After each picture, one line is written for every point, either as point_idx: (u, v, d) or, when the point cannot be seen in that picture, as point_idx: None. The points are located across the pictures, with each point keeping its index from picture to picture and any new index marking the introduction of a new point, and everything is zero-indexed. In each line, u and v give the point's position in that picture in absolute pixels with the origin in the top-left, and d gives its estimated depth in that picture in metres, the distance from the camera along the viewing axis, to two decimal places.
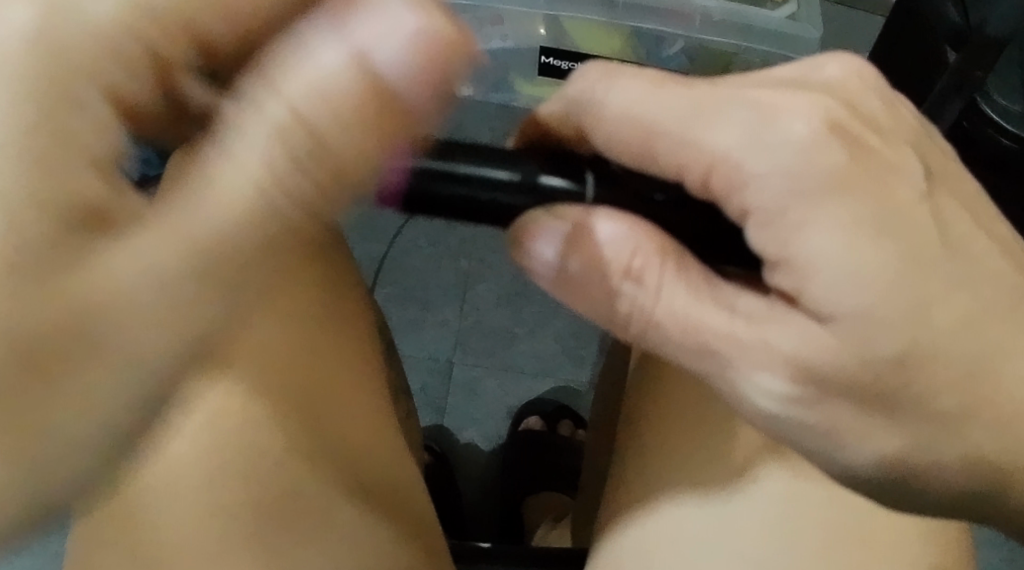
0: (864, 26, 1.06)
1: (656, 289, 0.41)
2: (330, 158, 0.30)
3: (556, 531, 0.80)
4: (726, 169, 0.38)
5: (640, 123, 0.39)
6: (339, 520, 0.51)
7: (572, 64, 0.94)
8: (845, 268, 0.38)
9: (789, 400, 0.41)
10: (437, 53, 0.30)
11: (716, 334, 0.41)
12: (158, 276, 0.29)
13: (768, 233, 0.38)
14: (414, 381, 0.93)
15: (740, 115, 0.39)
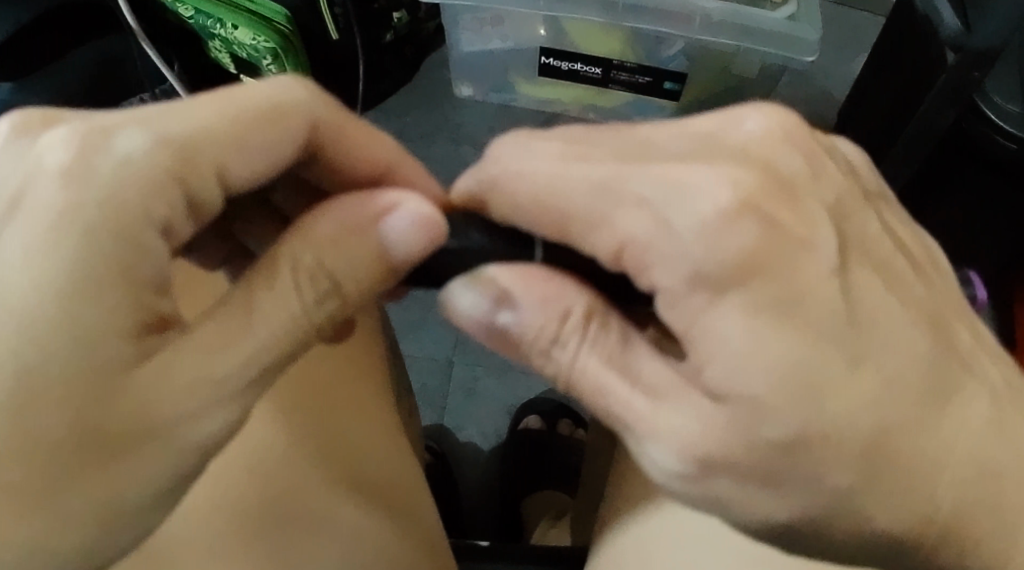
0: (865, 28, 1.06)
1: (573, 353, 0.38)
2: (338, 300, 0.39)
3: (554, 530, 0.81)
4: (635, 247, 0.36)
5: (554, 203, 0.38)
6: (339, 516, 0.52)
7: (571, 64, 0.95)
8: (738, 357, 0.34)
9: (681, 478, 0.37)
10: (432, 231, 0.39)
11: (617, 413, 0.38)
12: (195, 384, 0.36)
13: (669, 306, 0.36)
14: (414, 380, 0.93)
15: (642, 186, 0.36)
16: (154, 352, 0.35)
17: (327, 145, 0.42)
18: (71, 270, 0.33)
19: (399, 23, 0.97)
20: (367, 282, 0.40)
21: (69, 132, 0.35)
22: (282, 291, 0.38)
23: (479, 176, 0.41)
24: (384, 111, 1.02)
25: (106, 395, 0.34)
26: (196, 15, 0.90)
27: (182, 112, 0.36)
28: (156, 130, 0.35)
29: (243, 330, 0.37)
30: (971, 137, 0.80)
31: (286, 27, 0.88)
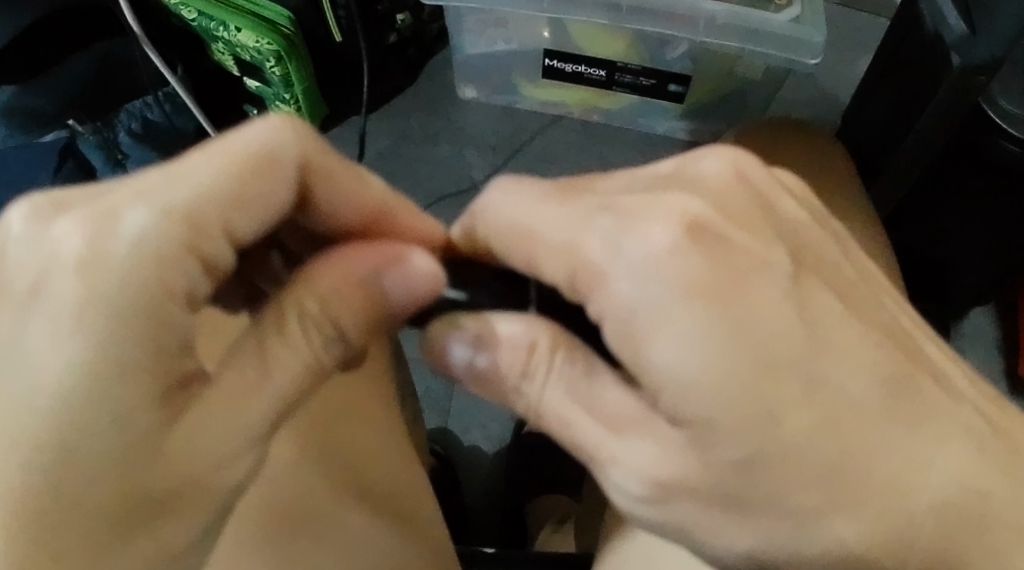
0: (870, 30, 1.06)
1: (541, 383, 0.40)
2: (340, 345, 0.41)
3: (558, 534, 0.81)
4: (587, 275, 0.37)
5: (523, 243, 0.40)
6: (345, 525, 0.52)
7: (576, 65, 0.95)
8: (681, 385, 0.35)
9: (642, 500, 0.39)
10: (430, 284, 0.41)
11: (588, 443, 0.39)
12: (221, 437, 0.38)
13: (619, 335, 0.36)
14: (419, 383, 0.94)
15: (602, 224, 0.37)
16: (184, 413, 0.37)
17: (316, 185, 0.42)
18: (92, 350, 0.34)
19: (403, 25, 0.96)
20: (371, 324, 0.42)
21: (79, 218, 0.36)
22: (299, 347, 0.39)
23: (467, 220, 0.43)
24: (386, 114, 1.02)
25: (133, 460, 0.35)
26: (199, 17, 0.87)
27: (186, 177, 0.37)
28: (166, 201, 0.36)
29: (262, 383, 0.39)
30: (973, 142, 0.80)
31: (289, 29, 0.88)
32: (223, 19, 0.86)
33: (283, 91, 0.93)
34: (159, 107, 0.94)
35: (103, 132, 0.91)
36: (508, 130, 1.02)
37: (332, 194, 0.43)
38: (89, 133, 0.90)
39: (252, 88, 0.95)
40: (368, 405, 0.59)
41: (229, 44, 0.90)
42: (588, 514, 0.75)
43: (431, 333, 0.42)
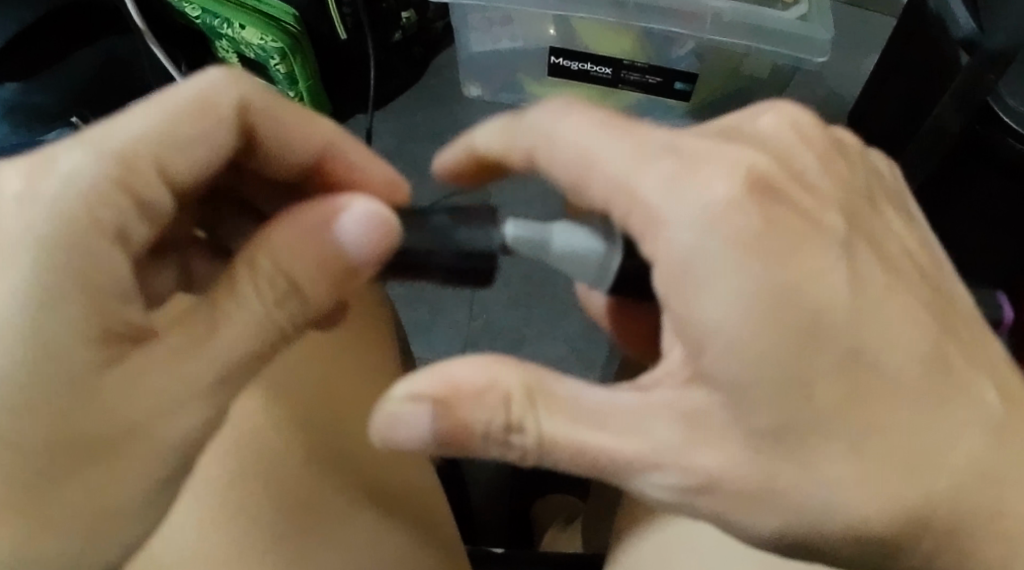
0: (876, 28, 1.05)
1: (537, 427, 0.39)
2: (299, 302, 0.41)
3: (565, 533, 0.81)
4: (641, 213, 0.38)
5: (579, 165, 0.40)
6: (354, 520, 0.53)
7: (582, 64, 0.94)
8: (700, 339, 0.37)
9: (682, 492, 0.39)
10: (380, 229, 0.41)
11: (614, 461, 0.39)
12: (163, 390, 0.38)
13: (672, 292, 0.37)
14: None
15: (619, 147, 0.39)
16: (122, 359, 0.38)
17: (258, 126, 0.44)
18: (32, 283, 0.36)
19: (407, 23, 0.96)
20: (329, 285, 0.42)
21: (24, 166, 0.38)
22: (250, 299, 0.40)
23: (511, 137, 0.44)
24: (391, 111, 1.02)
25: (70, 406, 0.37)
26: (203, 15, 0.88)
27: (116, 124, 0.39)
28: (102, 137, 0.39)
29: (208, 336, 0.40)
30: (980, 140, 0.80)
31: (293, 27, 0.87)
32: (227, 18, 0.87)
33: (288, 89, 0.93)
34: None
35: None
36: None
37: (281, 136, 0.45)
38: None
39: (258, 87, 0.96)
40: (373, 405, 0.59)
41: (234, 42, 0.90)
42: (595, 513, 0.75)
43: (382, 412, 0.39)
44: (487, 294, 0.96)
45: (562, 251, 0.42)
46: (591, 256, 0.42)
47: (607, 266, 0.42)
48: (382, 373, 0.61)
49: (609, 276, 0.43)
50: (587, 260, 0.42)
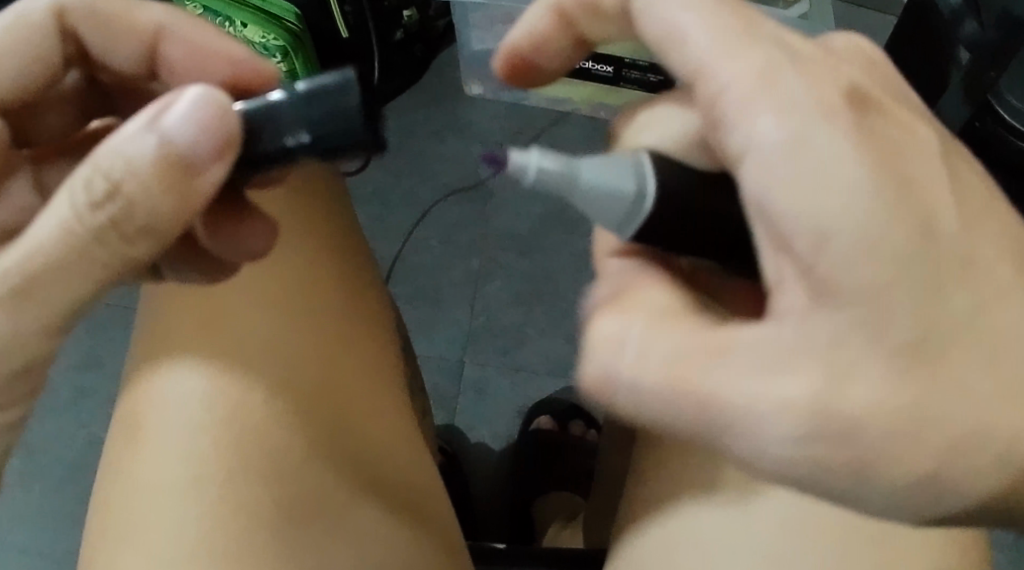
0: (875, 29, 1.05)
1: (638, 368, 0.34)
2: (117, 212, 0.38)
3: (567, 531, 0.81)
4: (731, 95, 0.33)
5: (664, 35, 0.35)
6: (356, 515, 0.53)
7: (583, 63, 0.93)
8: (824, 239, 0.31)
9: (800, 443, 0.32)
10: (204, 122, 0.37)
11: (725, 403, 0.33)
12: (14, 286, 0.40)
13: (778, 183, 0.32)
14: (428, 379, 0.93)
15: (693, 15, 0.34)
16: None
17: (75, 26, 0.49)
18: None
19: (409, 21, 0.97)
20: (179, 211, 0.39)
21: None
22: (81, 214, 0.39)
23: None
24: (392, 110, 1.02)
25: None
26: (204, 11, 0.87)
27: None
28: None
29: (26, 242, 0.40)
30: (981, 138, 0.80)
31: (294, 24, 0.87)
32: (228, 15, 0.86)
33: None
34: None
35: None
36: (515, 129, 1.02)
37: (109, 44, 0.51)
38: None
39: None
40: (375, 400, 0.59)
41: None
42: (596, 513, 0.74)
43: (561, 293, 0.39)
44: (489, 291, 0.96)
45: (593, 186, 0.34)
46: (625, 189, 0.35)
47: (639, 205, 0.35)
48: (384, 365, 0.62)
49: (642, 216, 0.35)
50: (621, 194, 0.35)
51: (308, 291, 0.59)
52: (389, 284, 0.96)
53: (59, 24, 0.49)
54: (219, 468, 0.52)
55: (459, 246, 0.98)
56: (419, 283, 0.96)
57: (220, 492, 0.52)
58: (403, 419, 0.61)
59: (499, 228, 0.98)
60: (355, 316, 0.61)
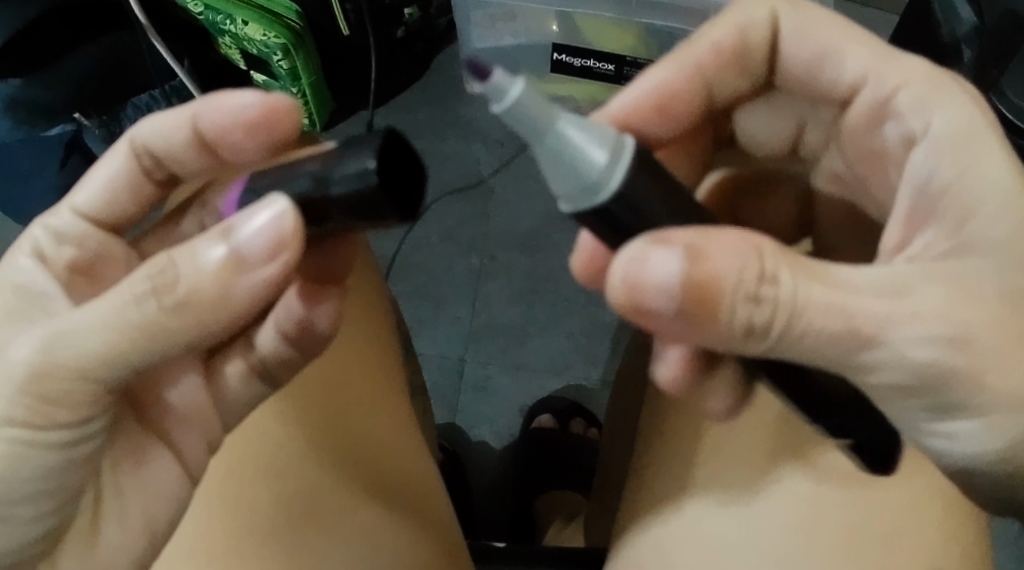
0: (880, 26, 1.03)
1: (791, 284, 0.35)
2: (189, 308, 0.38)
3: (568, 529, 0.82)
4: (911, 90, 0.44)
5: (830, 61, 0.46)
6: (357, 511, 0.54)
7: (583, 60, 0.93)
8: (970, 208, 0.40)
9: (944, 342, 0.36)
10: (272, 226, 0.37)
11: (871, 316, 0.36)
12: (44, 359, 0.38)
13: (955, 149, 0.41)
14: (429, 377, 0.93)
15: (852, 44, 0.45)
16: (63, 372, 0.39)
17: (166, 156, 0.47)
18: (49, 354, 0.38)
19: (411, 19, 0.96)
20: (227, 305, 0.39)
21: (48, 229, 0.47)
22: (127, 295, 0.38)
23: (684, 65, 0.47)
24: (395, 108, 1.01)
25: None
26: (206, 11, 0.87)
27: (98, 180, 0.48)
28: (77, 202, 0.48)
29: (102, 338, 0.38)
30: None
31: (296, 23, 0.88)
32: (230, 13, 0.86)
33: (290, 85, 0.93)
34: (167, 101, 0.91)
35: (109, 125, 0.89)
36: None
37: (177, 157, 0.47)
38: (95, 127, 0.88)
39: (259, 82, 0.95)
40: (378, 401, 0.59)
41: (236, 38, 0.89)
42: (596, 511, 0.75)
43: (632, 253, 0.34)
44: (492, 287, 0.96)
45: (570, 140, 0.33)
46: (596, 152, 0.34)
47: (610, 177, 0.35)
48: (388, 366, 0.62)
49: (607, 195, 0.35)
50: (591, 164, 0.34)
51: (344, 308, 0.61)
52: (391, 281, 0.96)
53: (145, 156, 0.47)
54: (217, 468, 0.53)
55: (462, 241, 0.98)
56: (421, 282, 0.96)
57: (221, 491, 0.52)
58: (404, 418, 0.61)
59: (501, 225, 0.98)
60: (353, 321, 0.61)
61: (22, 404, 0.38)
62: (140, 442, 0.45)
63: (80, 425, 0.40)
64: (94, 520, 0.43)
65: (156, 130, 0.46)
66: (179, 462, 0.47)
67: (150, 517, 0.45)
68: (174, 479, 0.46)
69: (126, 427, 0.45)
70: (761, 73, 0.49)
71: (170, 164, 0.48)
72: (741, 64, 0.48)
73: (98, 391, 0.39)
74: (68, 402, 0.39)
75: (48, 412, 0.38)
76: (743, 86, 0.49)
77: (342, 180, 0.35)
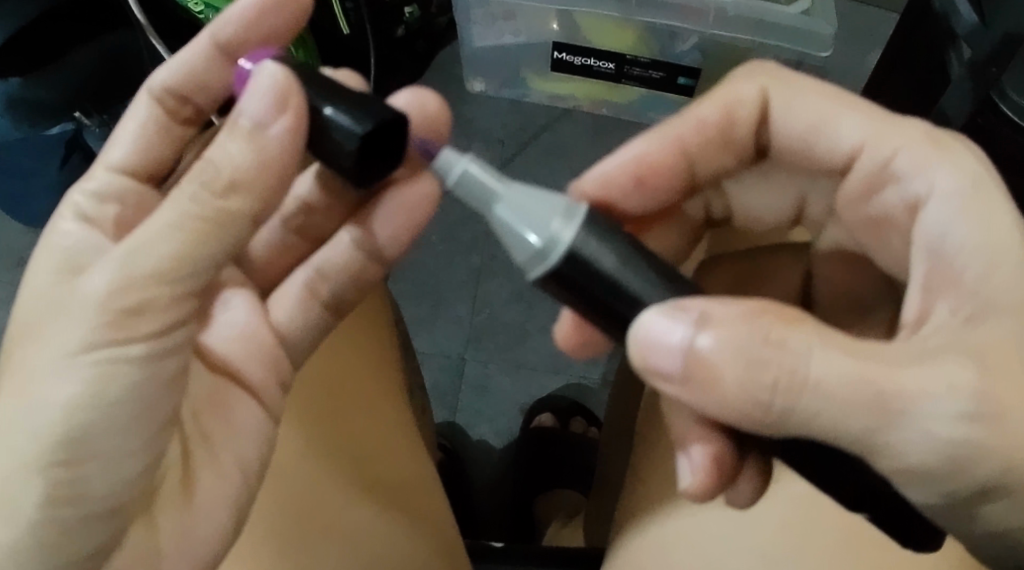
0: (881, 25, 1.02)
1: (803, 350, 0.35)
2: (241, 201, 0.43)
3: (568, 529, 0.83)
4: (907, 155, 0.44)
5: (828, 132, 0.47)
6: (354, 518, 0.53)
7: (584, 59, 0.94)
8: (992, 261, 0.39)
9: (963, 418, 0.35)
10: (277, 97, 0.42)
11: (888, 388, 0.35)
12: (121, 275, 0.41)
13: (970, 204, 0.41)
14: (429, 377, 0.93)
15: (849, 115, 0.46)
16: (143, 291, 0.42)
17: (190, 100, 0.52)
18: (122, 280, 0.41)
19: (410, 18, 0.97)
20: (267, 172, 0.43)
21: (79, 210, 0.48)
22: (182, 198, 0.42)
23: (663, 140, 0.49)
24: None
25: (40, 329, 0.42)
26: (206, 10, 0.88)
27: (123, 137, 0.52)
28: (112, 160, 0.51)
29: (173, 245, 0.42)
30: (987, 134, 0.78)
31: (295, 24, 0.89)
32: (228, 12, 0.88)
33: None
34: None
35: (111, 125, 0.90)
36: (517, 127, 1.01)
37: (191, 85, 0.51)
38: (98, 127, 0.89)
39: None
40: (381, 407, 0.59)
41: None
42: (595, 511, 0.75)
43: (643, 318, 0.37)
44: (491, 287, 0.96)
45: (516, 210, 0.39)
46: (546, 222, 0.39)
47: (559, 240, 0.39)
48: (390, 373, 0.62)
49: (561, 251, 0.39)
50: (543, 229, 0.39)
51: (358, 322, 0.62)
52: (392, 279, 0.96)
53: (161, 99, 0.52)
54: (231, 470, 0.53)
55: (462, 238, 0.98)
56: (425, 285, 0.96)
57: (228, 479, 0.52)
58: (406, 425, 0.61)
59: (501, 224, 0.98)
60: (357, 327, 0.61)
61: (103, 326, 0.41)
62: (205, 417, 0.46)
63: (161, 334, 0.42)
64: (184, 472, 0.45)
65: (177, 72, 0.51)
66: (259, 404, 0.48)
67: (241, 461, 0.47)
68: (258, 421, 0.48)
69: (197, 376, 0.47)
70: (750, 145, 0.50)
71: (194, 95, 0.52)
72: (728, 141, 0.50)
73: (176, 293, 0.43)
74: (154, 309, 0.42)
75: (122, 359, 0.41)
76: (729, 161, 0.51)
77: (347, 124, 0.42)
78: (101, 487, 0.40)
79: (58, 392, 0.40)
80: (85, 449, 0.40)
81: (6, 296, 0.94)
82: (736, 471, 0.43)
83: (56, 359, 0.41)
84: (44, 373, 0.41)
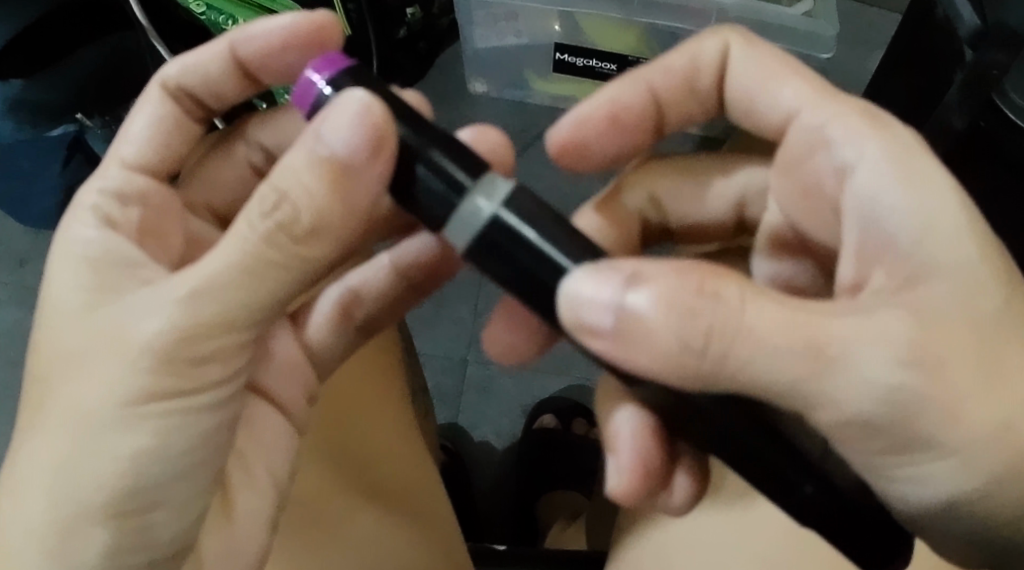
0: (885, 27, 1.01)
1: (737, 303, 0.35)
2: (311, 249, 0.42)
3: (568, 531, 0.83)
4: (833, 124, 0.44)
5: (768, 92, 0.47)
6: (361, 521, 0.54)
7: (586, 60, 0.93)
8: (922, 231, 0.39)
9: (900, 359, 0.35)
10: (370, 138, 0.39)
11: (817, 336, 0.35)
12: (173, 322, 0.41)
13: (893, 168, 0.41)
14: (430, 377, 0.93)
15: (791, 80, 0.46)
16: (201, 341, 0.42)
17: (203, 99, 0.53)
18: (174, 326, 0.41)
19: (412, 19, 0.97)
20: (341, 215, 0.41)
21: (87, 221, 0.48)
22: (238, 235, 0.41)
23: (641, 83, 0.50)
24: None
25: (82, 371, 0.41)
26: (208, 11, 0.89)
27: (129, 134, 0.51)
28: (127, 155, 0.51)
29: (229, 288, 0.41)
30: None
31: None
32: (233, 13, 0.88)
33: None
34: None
35: None
36: (519, 128, 1.01)
37: (211, 86, 0.52)
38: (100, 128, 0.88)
39: None
40: (399, 428, 0.60)
41: None
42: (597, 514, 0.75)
43: (574, 280, 0.37)
44: (492, 286, 0.95)
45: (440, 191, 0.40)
46: (472, 198, 0.39)
47: (477, 214, 0.39)
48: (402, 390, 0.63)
49: (484, 219, 0.39)
50: (472, 209, 0.39)
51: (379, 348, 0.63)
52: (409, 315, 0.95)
53: (176, 94, 0.52)
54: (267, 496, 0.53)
55: None
56: (441, 296, 0.95)
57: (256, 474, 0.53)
58: (417, 440, 0.61)
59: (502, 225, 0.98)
60: (378, 350, 0.62)
61: (164, 375, 0.41)
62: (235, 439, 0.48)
63: (223, 383, 0.43)
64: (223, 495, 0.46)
65: (191, 70, 0.51)
66: (286, 419, 0.51)
67: (273, 470, 0.49)
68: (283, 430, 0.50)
69: None
70: (713, 97, 0.51)
71: (208, 99, 0.53)
72: (693, 93, 0.51)
73: (235, 340, 0.43)
74: (218, 357, 0.42)
75: (179, 407, 0.42)
76: (697, 111, 0.52)
77: (452, 174, 0.40)
78: (165, 533, 0.42)
79: (119, 444, 0.40)
80: (152, 502, 0.41)
81: (9, 296, 0.94)
82: (669, 472, 0.45)
83: (112, 413, 0.40)
84: (100, 427, 0.40)
